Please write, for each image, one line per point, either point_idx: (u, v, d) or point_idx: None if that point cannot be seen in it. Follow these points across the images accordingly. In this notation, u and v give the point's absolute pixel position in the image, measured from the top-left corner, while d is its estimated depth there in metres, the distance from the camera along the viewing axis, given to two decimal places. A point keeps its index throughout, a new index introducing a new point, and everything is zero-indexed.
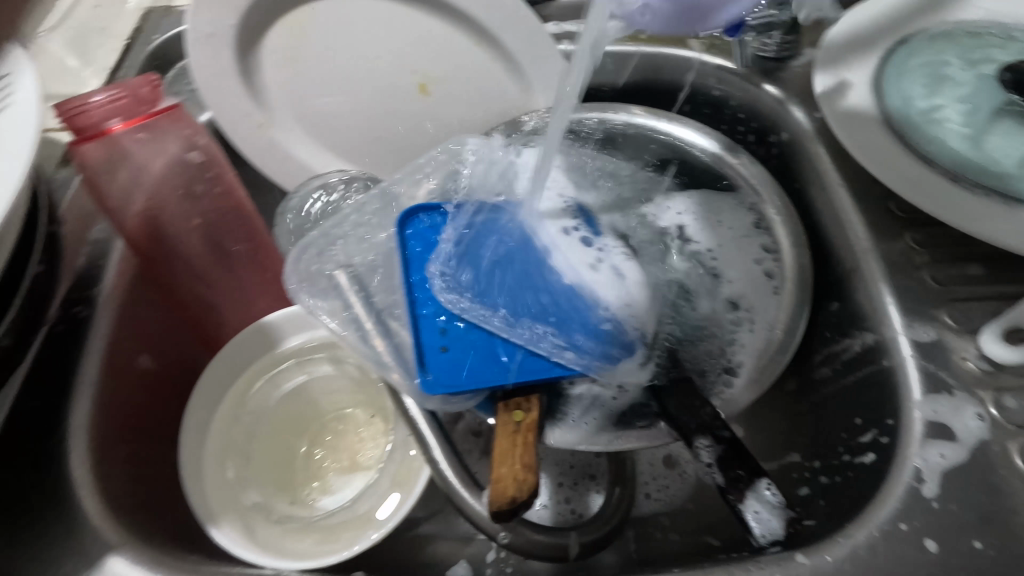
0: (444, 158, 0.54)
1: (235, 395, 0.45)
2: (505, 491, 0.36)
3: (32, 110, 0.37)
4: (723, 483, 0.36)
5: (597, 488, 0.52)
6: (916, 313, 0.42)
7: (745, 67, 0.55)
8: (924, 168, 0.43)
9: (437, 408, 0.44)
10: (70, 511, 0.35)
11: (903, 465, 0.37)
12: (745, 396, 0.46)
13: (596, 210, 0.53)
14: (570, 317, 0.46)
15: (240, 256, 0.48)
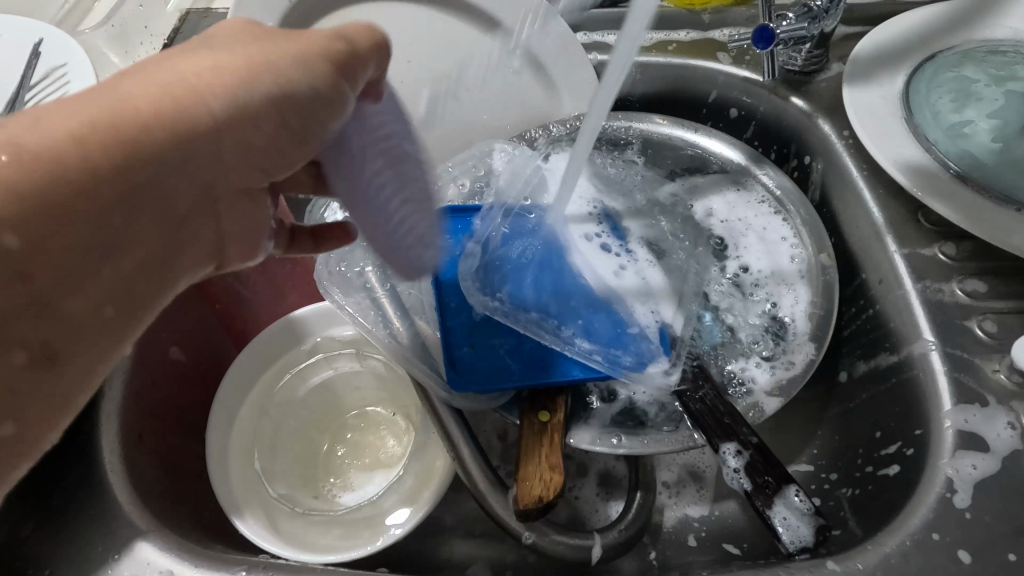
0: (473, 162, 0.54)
1: (264, 386, 0.45)
2: (532, 490, 0.36)
3: None
4: (750, 488, 0.36)
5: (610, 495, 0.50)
6: (946, 324, 0.40)
7: (772, 81, 0.53)
8: (958, 183, 0.42)
9: (464, 405, 0.43)
10: (101, 491, 0.36)
11: (932, 475, 0.35)
12: (773, 404, 0.43)
13: (620, 214, 0.51)
14: (598, 322, 0.45)
15: None
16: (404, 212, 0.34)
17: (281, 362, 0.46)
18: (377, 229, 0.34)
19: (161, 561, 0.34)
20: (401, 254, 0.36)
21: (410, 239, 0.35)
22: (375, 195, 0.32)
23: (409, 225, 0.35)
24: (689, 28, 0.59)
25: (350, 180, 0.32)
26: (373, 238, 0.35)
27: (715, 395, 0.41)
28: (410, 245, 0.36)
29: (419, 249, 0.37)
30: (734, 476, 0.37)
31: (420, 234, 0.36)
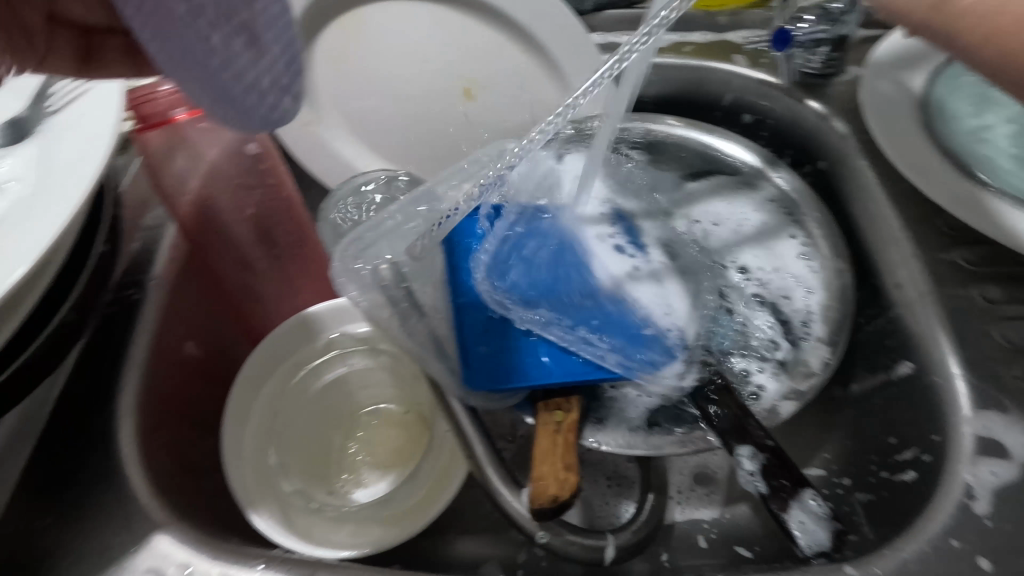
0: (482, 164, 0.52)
1: (279, 382, 0.45)
2: (548, 489, 0.36)
3: (89, 149, 0.33)
4: (767, 492, 0.36)
5: (620, 495, 0.50)
6: (966, 331, 0.39)
7: (789, 84, 0.53)
8: (977, 188, 0.42)
9: (479, 404, 0.43)
10: (119, 486, 0.37)
11: (951, 481, 0.35)
12: (789, 408, 0.42)
13: (634, 214, 0.51)
14: (613, 322, 0.45)
15: (288, 248, 0.50)
16: (244, 53, 0.23)
17: (297, 358, 0.46)
18: (200, 77, 0.23)
19: (178, 555, 0.34)
20: (234, 107, 0.25)
21: (241, 84, 0.24)
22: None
23: (239, 68, 0.24)
24: (705, 30, 0.58)
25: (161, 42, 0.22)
26: (190, 78, 0.23)
27: (731, 398, 0.40)
28: (242, 92, 0.25)
29: (261, 100, 0.26)
30: (750, 479, 0.37)
31: (242, 76, 0.24)
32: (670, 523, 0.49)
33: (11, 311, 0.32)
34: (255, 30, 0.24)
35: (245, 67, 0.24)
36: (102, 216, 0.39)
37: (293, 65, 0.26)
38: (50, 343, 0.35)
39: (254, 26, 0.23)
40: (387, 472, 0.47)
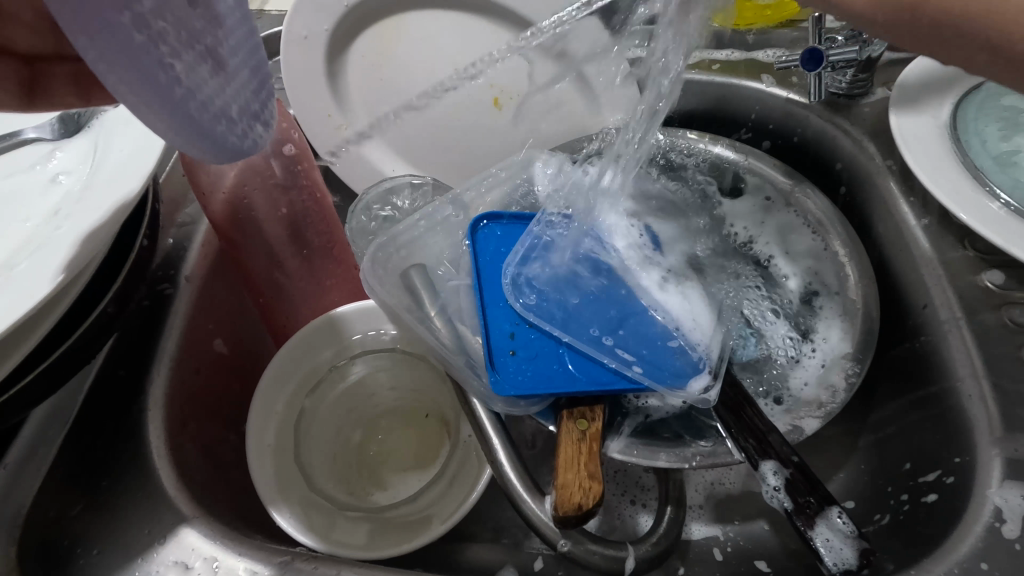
0: (509, 174, 0.54)
1: (303, 382, 0.46)
2: (571, 497, 0.36)
3: (129, 156, 0.34)
4: (791, 508, 0.36)
5: (632, 514, 0.50)
6: (994, 352, 0.39)
7: (817, 103, 0.54)
8: (1004, 209, 0.42)
9: (503, 410, 0.43)
10: (148, 477, 0.37)
11: (979, 504, 0.34)
12: (812, 424, 0.42)
13: (660, 229, 0.52)
14: (639, 334, 0.45)
15: (317, 247, 0.49)
16: (212, 80, 0.24)
17: (320, 359, 0.47)
18: (170, 113, 0.23)
19: (204, 547, 0.34)
20: (200, 134, 0.25)
21: (209, 110, 0.25)
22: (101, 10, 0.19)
23: (208, 94, 0.24)
24: (732, 47, 0.59)
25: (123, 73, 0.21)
26: (151, 112, 0.23)
27: (754, 412, 0.41)
28: (211, 120, 0.25)
29: (227, 126, 0.26)
30: (774, 494, 0.37)
31: (210, 101, 0.24)
32: (686, 542, 0.48)
33: (60, 298, 0.33)
34: (219, 54, 0.24)
35: (211, 93, 0.24)
36: (146, 211, 0.40)
37: (249, 91, 0.27)
38: (92, 331, 0.36)
39: (218, 50, 0.24)
40: (405, 479, 0.47)
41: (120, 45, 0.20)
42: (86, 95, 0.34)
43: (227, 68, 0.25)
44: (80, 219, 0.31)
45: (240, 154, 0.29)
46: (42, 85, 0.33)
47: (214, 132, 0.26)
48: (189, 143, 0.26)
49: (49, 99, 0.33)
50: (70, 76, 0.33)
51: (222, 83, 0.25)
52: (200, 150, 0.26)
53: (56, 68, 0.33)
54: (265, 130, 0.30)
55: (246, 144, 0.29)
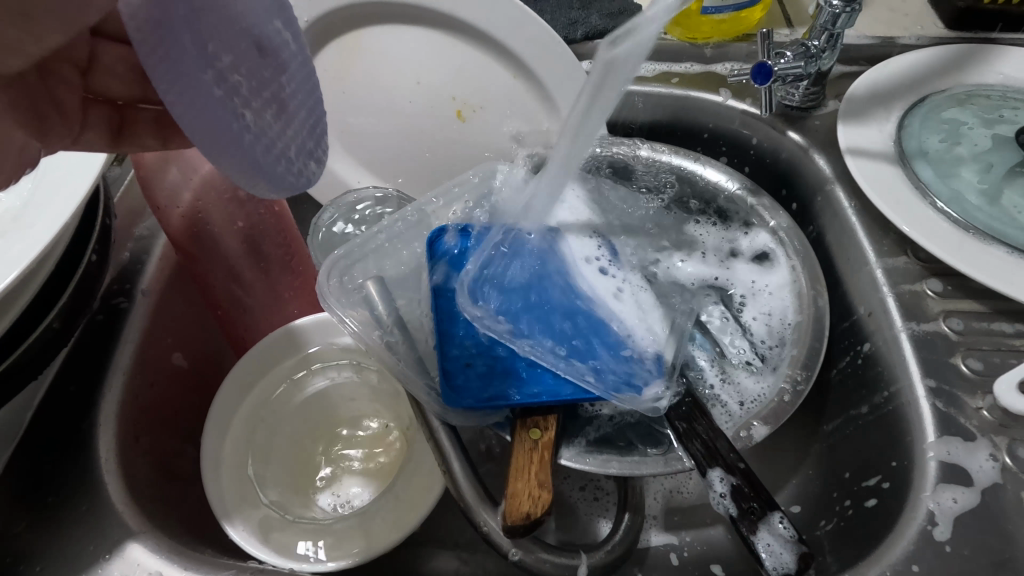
0: (476, 181, 0.55)
1: (260, 396, 0.46)
2: (520, 506, 0.37)
3: (75, 174, 0.34)
4: (735, 513, 0.37)
5: (587, 519, 0.51)
6: (932, 358, 0.40)
7: (770, 115, 0.55)
8: (942, 220, 0.44)
9: (458, 422, 0.43)
10: (97, 492, 0.37)
11: (913, 507, 0.35)
12: (763, 432, 0.42)
13: (617, 239, 0.53)
14: (592, 343, 0.46)
15: (276, 260, 0.49)
16: (275, 124, 0.30)
17: (280, 370, 0.47)
18: (237, 153, 0.28)
19: (150, 562, 0.34)
20: (264, 175, 0.31)
21: (272, 152, 0.30)
22: (192, 64, 0.25)
23: (271, 137, 0.30)
24: (691, 60, 0.60)
25: (209, 122, 0.26)
26: (228, 156, 0.28)
27: (705, 420, 0.41)
28: (273, 160, 0.31)
29: (287, 164, 0.32)
30: (720, 500, 0.38)
31: (273, 142, 0.30)
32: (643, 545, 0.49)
33: (10, 304, 0.33)
34: (284, 102, 0.31)
35: (273, 136, 0.30)
36: (98, 223, 0.40)
37: (307, 134, 0.34)
38: (36, 348, 0.36)
39: (281, 97, 0.30)
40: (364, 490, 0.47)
41: (205, 99, 0.26)
42: (166, 140, 0.39)
43: (286, 110, 0.31)
44: (21, 236, 0.31)
45: (298, 190, 0.34)
46: (128, 130, 0.38)
47: (274, 172, 0.31)
48: (257, 186, 0.31)
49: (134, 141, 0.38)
50: (153, 122, 0.38)
51: (282, 125, 0.31)
52: (264, 188, 0.31)
53: (142, 115, 0.38)
54: (317, 167, 0.36)
55: (305, 182, 0.35)
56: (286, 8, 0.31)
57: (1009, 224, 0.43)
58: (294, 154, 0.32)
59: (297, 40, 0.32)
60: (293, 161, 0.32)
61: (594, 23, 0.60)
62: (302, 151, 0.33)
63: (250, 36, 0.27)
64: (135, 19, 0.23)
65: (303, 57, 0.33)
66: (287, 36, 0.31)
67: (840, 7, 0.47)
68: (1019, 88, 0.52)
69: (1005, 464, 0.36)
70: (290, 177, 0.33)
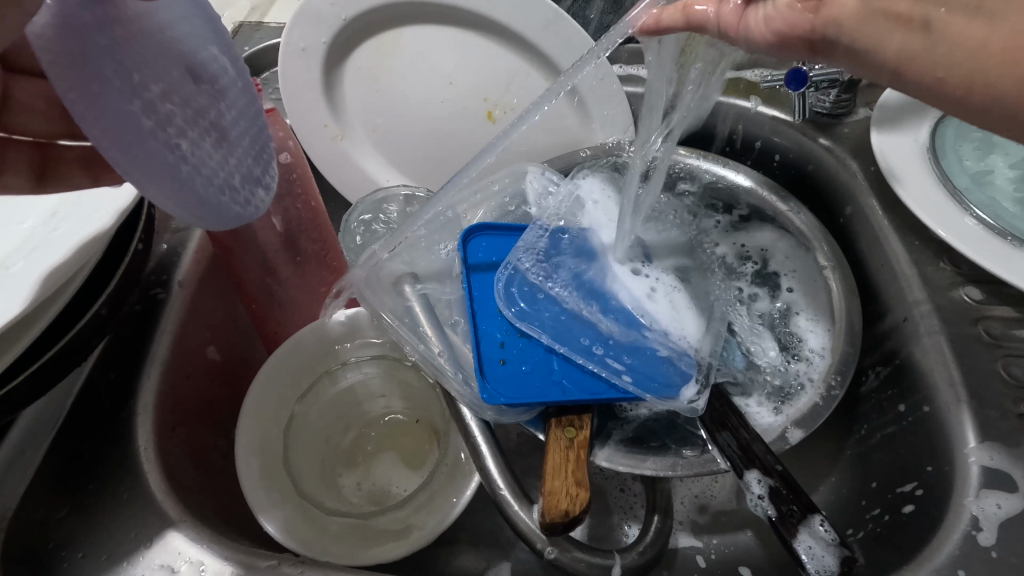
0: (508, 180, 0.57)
1: (294, 388, 0.46)
2: (558, 503, 0.37)
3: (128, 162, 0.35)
4: (775, 516, 0.37)
5: (616, 516, 0.51)
6: (970, 364, 0.40)
7: (801, 121, 0.56)
8: (982, 227, 0.44)
9: (492, 418, 0.43)
10: (137, 480, 0.37)
11: (957, 512, 0.35)
12: (797, 434, 0.43)
13: (650, 241, 0.54)
14: (627, 342, 0.46)
15: (311, 255, 0.49)
16: (215, 152, 0.31)
17: (316, 363, 0.47)
18: (174, 182, 0.29)
19: (190, 551, 0.34)
20: (207, 206, 0.32)
21: (214, 183, 0.31)
22: (113, 101, 0.26)
23: (212, 167, 0.31)
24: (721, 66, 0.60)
25: (131, 153, 0.27)
26: (165, 190, 0.29)
27: (739, 421, 0.41)
28: (216, 192, 0.31)
29: (230, 195, 0.33)
30: (758, 502, 0.38)
31: (214, 175, 0.31)
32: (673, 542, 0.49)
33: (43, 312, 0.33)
34: (225, 132, 0.31)
35: (214, 166, 0.31)
36: (141, 214, 0.41)
37: (250, 162, 0.34)
38: (84, 334, 0.36)
39: (222, 126, 0.31)
40: (396, 489, 0.47)
41: (134, 132, 0.27)
42: (95, 178, 0.37)
43: (230, 138, 0.32)
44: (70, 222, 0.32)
45: (240, 219, 0.35)
46: (51, 170, 0.37)
47: (215, 203, 0.32)
48: (198, 216, 0.32)
49: (59, 180, 0.37)
50: (80, 160, 0.38)
51: (223, 153, 0.31)
52: (207, 218, 0.32)
53: (67, 154, 0.38)
54: (266, 193, 0.36)
55: (249, 210, 0.35)
56: (222, 33, 0.31)
57: None
58: (236, 185, 0.33)
59: (240, 71, 0.32)
60: (234, 190, 0.33)
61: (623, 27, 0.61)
62: (246, 176, 0.34)
63: (185, 61, 0.28)
64: (50, 52, 0.24)
65: (245, 83, 0.33)
66: (228, 63, 0.31)
67: None
68: None
69: None
70: (232, 209, 0.33)
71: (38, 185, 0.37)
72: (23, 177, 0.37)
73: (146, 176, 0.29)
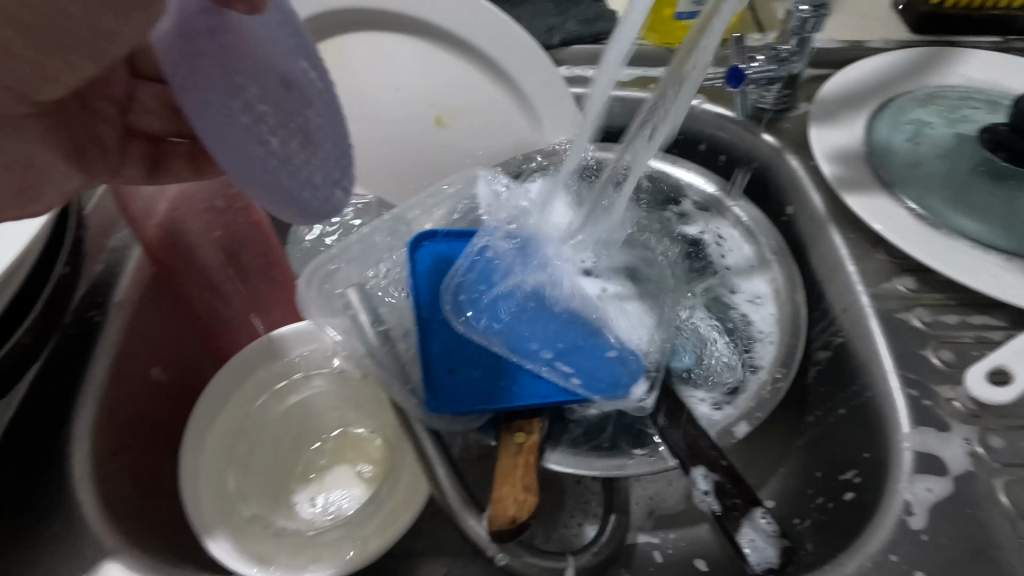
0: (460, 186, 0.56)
1: (240, 405, 0.45)
2: (506, 511, 0.37)
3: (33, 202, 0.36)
4: (720, 511, 0.37)
5: (569, 514, 0.51)
6: (904, 351, 0.42)
7: (743, 117, 0.57)
8: (911, 217, 0.46)
9: (442, 428, 0.43)
10: (71, 511, 0.36)
11: (891, 498, 0.36)
12: (741, 427, 0.44)
13: (600, 241, 0.53)
14: (576, 346, 0.46)
15: (254, 269, 0.48)
16: (299, 153, 0.30)
17: (263, 379, 0.46)
18: (261, 177, 0.28)
19: None
20: (294, 203, 0.31)
21: (297, 180, 0.30)
22: (220, 101, 0.25)
23: (296, 165, 0.30)
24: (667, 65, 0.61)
25: (223, 151, 0.27)
26: (258, 188, 0.29)
27: (687, 418, 0.42)
28: (300, 188, 0.31)
29: (312, 192, 0.32)
30: (703, 498, 0.38)
31: (294, 173, 0.30)
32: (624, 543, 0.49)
33: None
34: (311, 136, 0.30)
35: (297, 164, 0.30)
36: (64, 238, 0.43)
37: (332, 166, 0.33)
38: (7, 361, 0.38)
39: (307, 128, 0.30)
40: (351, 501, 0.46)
41: (228, 131, 0.26)
42: (200, 172, 0.41)
43: (313, 141, 0.31)
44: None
45: (323, 216, 0.34)
46: (164, 164, 0.40)
47: (297, 202, 0.31)
48: (286, 216, 0.32)
49: (168, 172, 0.40)
50: (186, 156, 0.40)
51: (307, 154, 0.30)
52: (291, 216, 0.32)
53: (176, 149, 0.40)
54: (344, 196, 0.35)
55: (331, 211, 0.34)
56: (309, 46, 0.30)
57: (978, 218, 0.45)
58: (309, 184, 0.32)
59: (322, 74, 0.31)
60: (316, 188, 0.32)
61: (569, 29, 0.61)
62: (331, 176, 0.33)
63: (278, 72, 0.27)
64: (163, 49, 0.24)
65: (328, 85, 0.32)
66: (314, 71, 0.30)
67: (809, 11, 0.49)
68: (980, 88, 0.55)
69: (977, 453, 0.37)
70: (313, 207, 0.32)
71: (151, 176, 0.39)
72: (137, 169, 0.39)
73: (246, 175, 0.28)
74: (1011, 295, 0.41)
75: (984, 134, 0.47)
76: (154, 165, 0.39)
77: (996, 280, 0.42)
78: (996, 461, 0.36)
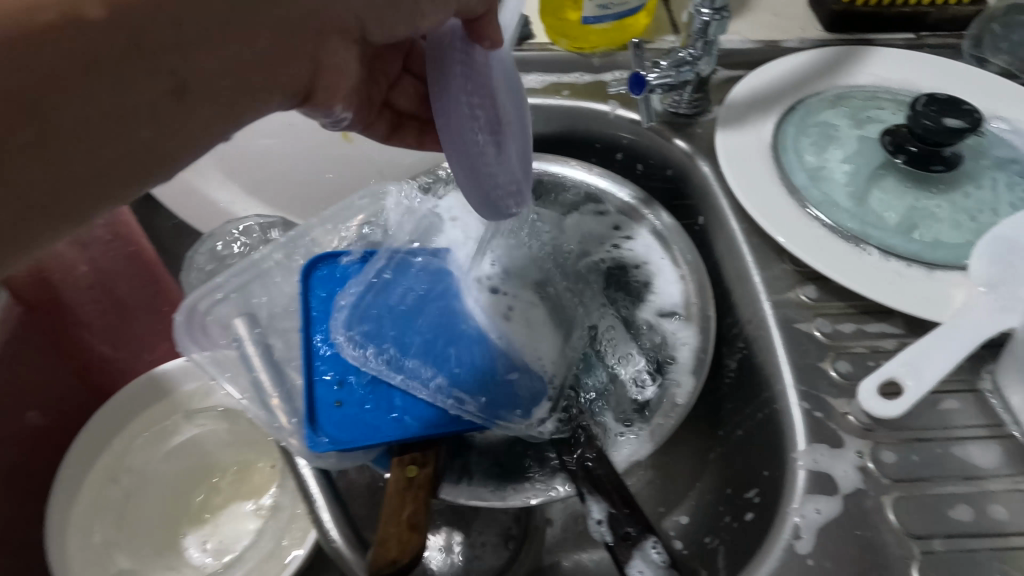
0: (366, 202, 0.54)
1: (117, 449, 0.44)
2: (386, 553, 0.34)
3: None
4: (612, 541, 0.36)
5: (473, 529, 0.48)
6: (804, 364, 0.40)
7: (655, 123, 0.55)
8: (813, 223, 0.45)
9: (329, 466, 0.40)
10: None
11: (781, 521, 0.35)
12: (646, 447, 0.42)
13: (507, 253, 0.50)
14: (474, 371, 0.44)
15: (138, 300, 0.53)
16: (493, 158, 0.35)
17: (144, 419, 0.45)
18: (463, 161, 0.34)
19: None
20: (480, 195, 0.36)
21: (483, 173, 0.35)
22: (456, 95, 0.32)
23: (496, 165, 0.35)
24: (580, 70, 0.59)
25: (452, 141, 0.33)
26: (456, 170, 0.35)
27: (586, 443, 0.41)
28: (490, 185, 0.36)
29: (497, 193, 0.36)
30: (597, 528, 0.37)
31: (487, 168, 0.35)
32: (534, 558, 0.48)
33: None
34: (500, 138, 0.35)
35: (495, 164, 0.35)
36: None
37: (508, 177, 0.37)
38: None
39: (500, 133, 0.35)
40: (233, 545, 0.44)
41: (456, 121, 0.33)
42: None
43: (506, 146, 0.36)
44: None
45: (492, 214, 0.38)
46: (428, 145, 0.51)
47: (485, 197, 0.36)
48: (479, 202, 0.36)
49: (399, 138, 0.49)
50: None
51: (500, 158, 0.35)
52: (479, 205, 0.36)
53: None
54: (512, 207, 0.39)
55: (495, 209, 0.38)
56: (515, 82, 0.37)
57: (879, 223, 0.44)
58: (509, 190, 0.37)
59: (520, 108, 0.38)
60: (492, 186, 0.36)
61: None
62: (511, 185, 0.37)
63: (489, 87, 0.33)
64: (435, 50, 0.33)
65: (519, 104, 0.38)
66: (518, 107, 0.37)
67: (711, 15, 0.48)
68: (888, 86, 0.54)
69: (868, 469, 0.36)
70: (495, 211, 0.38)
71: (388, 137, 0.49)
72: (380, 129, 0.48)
73: (452, 155, 0.34)
74: (908, 303, 0.40)
75: (886, 136, 0.47)
76: (393, 129, 0.49)
77: (893, 288, 0.41)
78: (886, 477, 0.36)
